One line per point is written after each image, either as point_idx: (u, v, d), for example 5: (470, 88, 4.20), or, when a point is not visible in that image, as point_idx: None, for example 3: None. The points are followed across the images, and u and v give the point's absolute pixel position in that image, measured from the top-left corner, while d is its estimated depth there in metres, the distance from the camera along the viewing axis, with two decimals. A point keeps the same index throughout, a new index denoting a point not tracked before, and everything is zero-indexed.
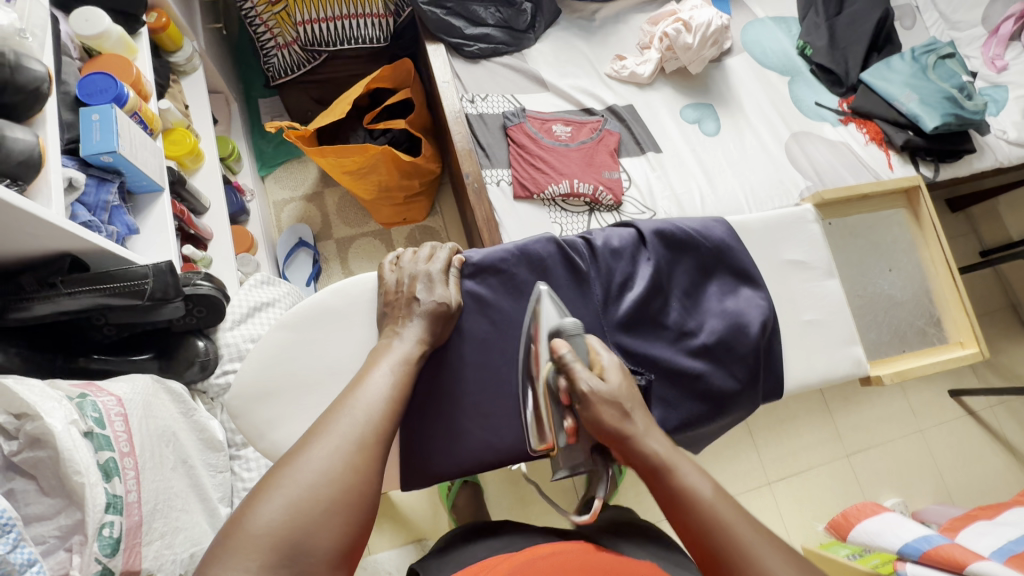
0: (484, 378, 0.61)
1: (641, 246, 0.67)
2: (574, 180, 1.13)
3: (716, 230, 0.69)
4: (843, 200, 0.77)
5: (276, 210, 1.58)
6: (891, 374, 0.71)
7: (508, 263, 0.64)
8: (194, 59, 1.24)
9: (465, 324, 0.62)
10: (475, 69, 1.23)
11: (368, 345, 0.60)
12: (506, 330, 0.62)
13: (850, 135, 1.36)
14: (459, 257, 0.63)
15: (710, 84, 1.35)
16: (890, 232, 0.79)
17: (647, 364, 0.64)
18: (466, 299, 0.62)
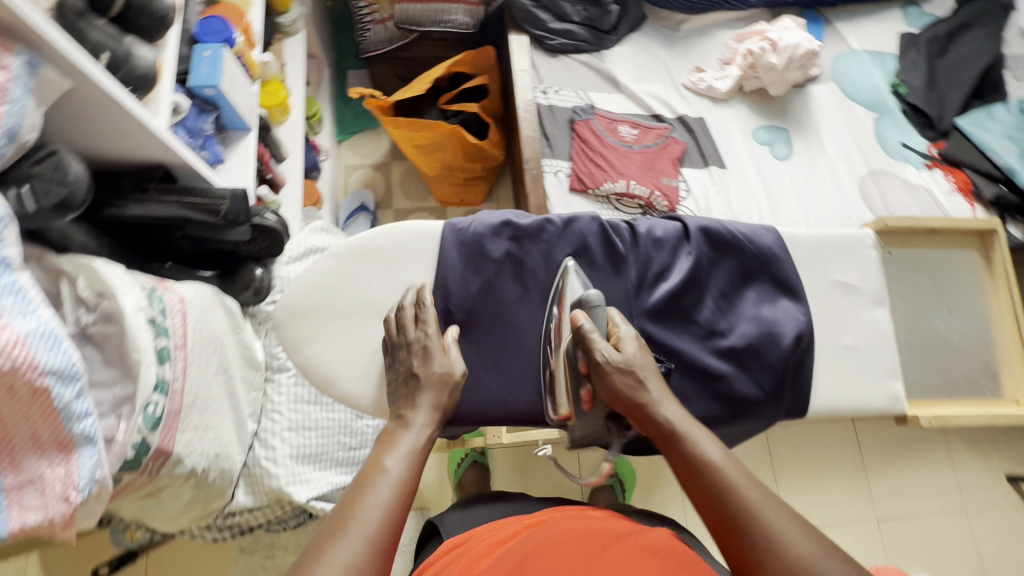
0: (509, 339, 0.64)
1: (684, 240, 0.68)
2: (632, 181, 1.14)
3: (764, 237, 0.69)
4: (911, 230, 0.74)
5: (346, 173, 1.67)
6: (928, 418, 0.69)
7: (549, 233, 0.66)
8: (297, 22, 1.34)
9: (500, 283, 0.64)
10: (553, 62, 1.26)
11: (405, 286, 0.64)
12: (536, 296, 0.65)
13: (934, 181, 1.29)
14: (502, 220, 0.65)
15: (789, 108, 1.32)
16: (957, 272, 0.78)
17: (669, 354, 0.64)
18: (505, 261, 0.65)
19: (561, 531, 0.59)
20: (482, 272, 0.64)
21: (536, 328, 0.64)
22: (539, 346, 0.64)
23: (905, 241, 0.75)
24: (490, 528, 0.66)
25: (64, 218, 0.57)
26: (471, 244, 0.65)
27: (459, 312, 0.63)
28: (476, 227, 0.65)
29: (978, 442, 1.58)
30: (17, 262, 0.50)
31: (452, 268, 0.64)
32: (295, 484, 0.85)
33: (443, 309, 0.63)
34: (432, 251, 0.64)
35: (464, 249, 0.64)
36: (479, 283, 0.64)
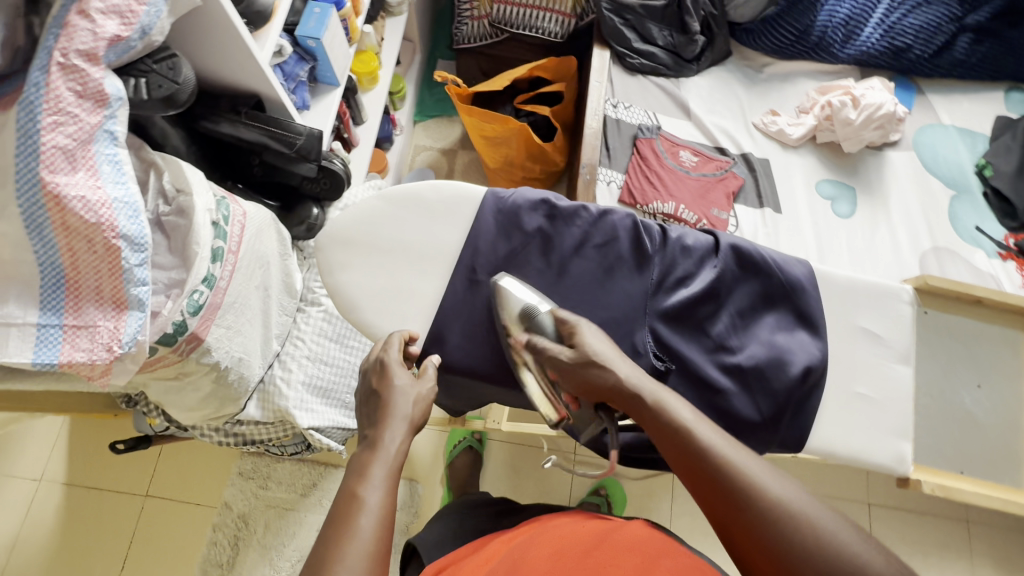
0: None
1: (712, 253, 0.69)
2: (681, 205, 1.15)
3: (794, 268, 0.69)
4: (950, 295, 0.72)
5: (414, 152, 1.76)
6: (933, 485, 0.66)
7: (581, 219, 0.69)
8: (403, 5, 1.45)
9: (525, 254, 0.68)
10: (630, 80, 1.29)
11: (438, 239, 0.68)
12: (556, 274, 0.68)
13: (1004, 272, 1.22)
14: (538, 199, 0.69)
15: (861, 168, 1.29)
16: (997, 350, 0.73)
17: (673, 356, 0.65)
18: (535, 235, 0.68)
19: (539, 543, 0.65)
20: (512, 241, 0.68)
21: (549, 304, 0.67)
22: None
23: (941, 305, 0.73)
24: (475, 550, 0.70)
25: (166, 114, 0.66)
26: (508, 213, 0.68)
27: (483, 272, 0.67)
28: (516, 199, 0.69)
29: (1009, 564, 1.45)
30: (122, 139, 0.58)
31: (486, 231, 0.68)
32: (301, 410, 0.90)
33: (468, 266, 0.67)
34: (471, 212, 0.69)
35: (500, 216, 0.68)
36: (506, 251, 0.68)
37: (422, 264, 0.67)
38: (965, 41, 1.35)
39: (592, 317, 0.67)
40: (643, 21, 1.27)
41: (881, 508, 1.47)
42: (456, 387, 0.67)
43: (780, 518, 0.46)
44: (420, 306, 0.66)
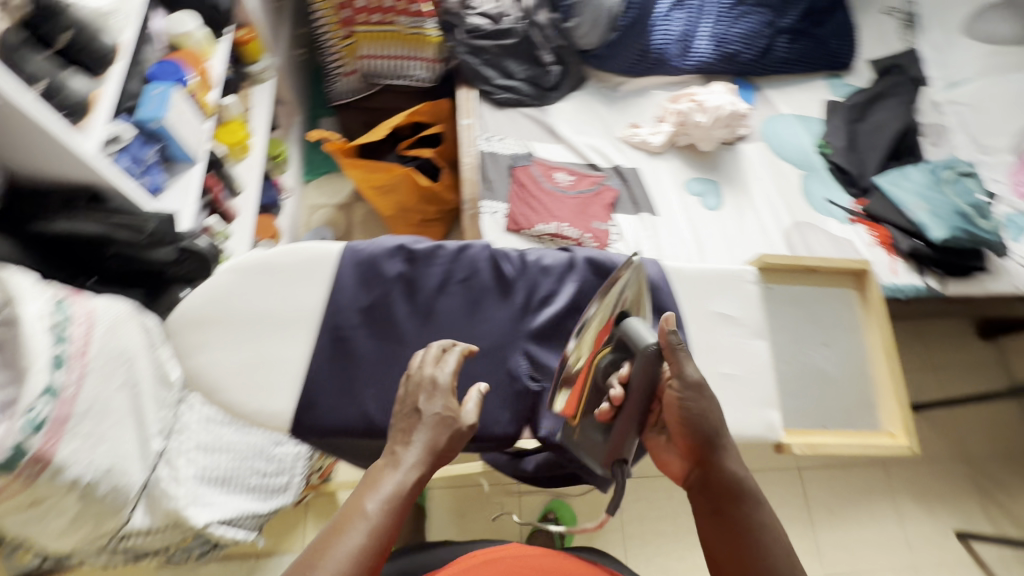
0: (396, 356, 0.66)
1: (571, 269, 0.72)
2: (563, 223, 1.21)
3: (647, 269, 0.74)
4: (788, 269, 0.79)
5: (309, 212, 1.74)
6: (802, 446, 0.73)
7: (441, 258, 0.70)
8: (268, 72, 1.45)
9: (391, 302, 0.68)
10: (499, 114, 1.35)
11: (298, 302, 0.67)
12: (425, 316, 0.68)
13: (856, 234, 1.36)
14: (396, 245, 0.70)
15: (720, 163, 1.42)
16: (834, 309, 0.81)
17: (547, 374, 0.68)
18: (397, 281, 0.69)
19: None
20: (373, 291, 0.68)
21: (422, 347, 0.67)
22: None
23: (784, 278, 0.80)
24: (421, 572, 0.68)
25: None
26: (366, 264, 0.69)
27: (348, 327, 0.66)
28: (372, 249, 0.69)
29: (924, 495, 1.59)
30: None
31: (345, 285, 0.67)
32: (196, 506, 0.84)
33: (332, 323, 0.66)
34: (328, 269, 0.68)
35: (358, 268, 0.68)
36: (369, 301, 0.67)
37: (284, 330, 0.66)
38: (783, 41, 1.53)
39: (465, 353, 0.68)
40: (500, 58, 1.34)
41: (808, 469, 1.58)
42: (341, 449, 0.66)
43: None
44: (289, 373, 0.64)
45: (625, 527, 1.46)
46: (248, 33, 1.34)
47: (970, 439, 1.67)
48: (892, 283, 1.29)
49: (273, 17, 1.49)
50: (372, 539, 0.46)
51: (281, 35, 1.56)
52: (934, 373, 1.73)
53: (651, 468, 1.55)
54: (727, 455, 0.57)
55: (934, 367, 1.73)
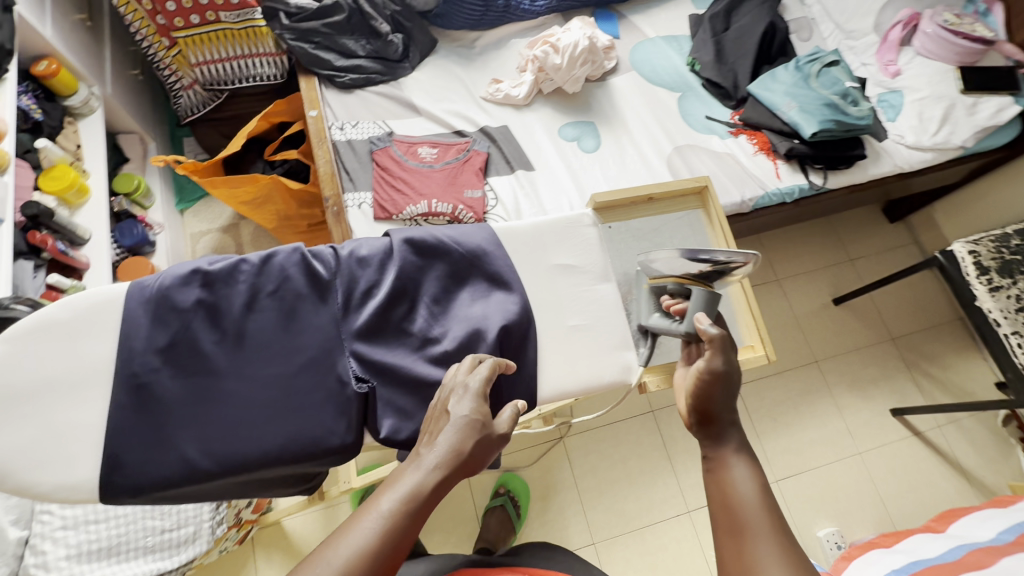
0: (210, 389, 0.61)
1: (391, 255, 0.67)
2: (433, 200, 1.14)
3: (473, 237, 0.69)
4: (625, 203, 0.77)
5: (192, 242, 1.63)
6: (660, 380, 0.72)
7: (244, 273, 0.64)
8: (91, 101, 1.32)
9: (194, 333, 0.62)
10: (348, 98, 1.27)
11: (87, 357, 0.60)
12: (237, 340, 0.63)
13: (737, 146, 1.34)
14: (189, 270, 0.63)
15: (592, 102, 1.37)
16: (678, 233, 0.78)
17: (377, 372, 0.63)
18: (196, 310, 0.62)
19: None
20: (169, 326, 0.62)
21: (239, 373, 0.62)
22: (243, 393, 0.61)
23: (623, 215, 0.78)
24: None
25: None
26: (157, 299, 0.62)
27: (147, 372, 0.60)
28: (161, 280, 0.63)
29: (859, 383, 1.63)
30: None
31: (135, 327, 0.61)
32: None
33: (127, 372, 0.60)
34: (115, 314, 0.62)
35: (148, 305, 0.62)
36: (167, 339, 0.61)
37: (79, 392, 0.59)
38: None
39: (287, 370, 0.62)
40: (334, 38, 1.25)
41: (746, 383, 1.60)
42: (174, 500, 0.61)
43: (741, 516, 0.48)
44: (91, 437, 0.59)
45: (579, 483, 1.46)
46: (51, 63, 1.19)
47: (894, 320, 1.71)
48: (776, 188, 1.28)
49: (86, 41, 1.35)
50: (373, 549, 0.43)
51: (104, 58, 1.41)
52: (852, 264, 1.75)
53: (596, 419, 1.53)
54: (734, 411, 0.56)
55: (850, 258, 1.76)
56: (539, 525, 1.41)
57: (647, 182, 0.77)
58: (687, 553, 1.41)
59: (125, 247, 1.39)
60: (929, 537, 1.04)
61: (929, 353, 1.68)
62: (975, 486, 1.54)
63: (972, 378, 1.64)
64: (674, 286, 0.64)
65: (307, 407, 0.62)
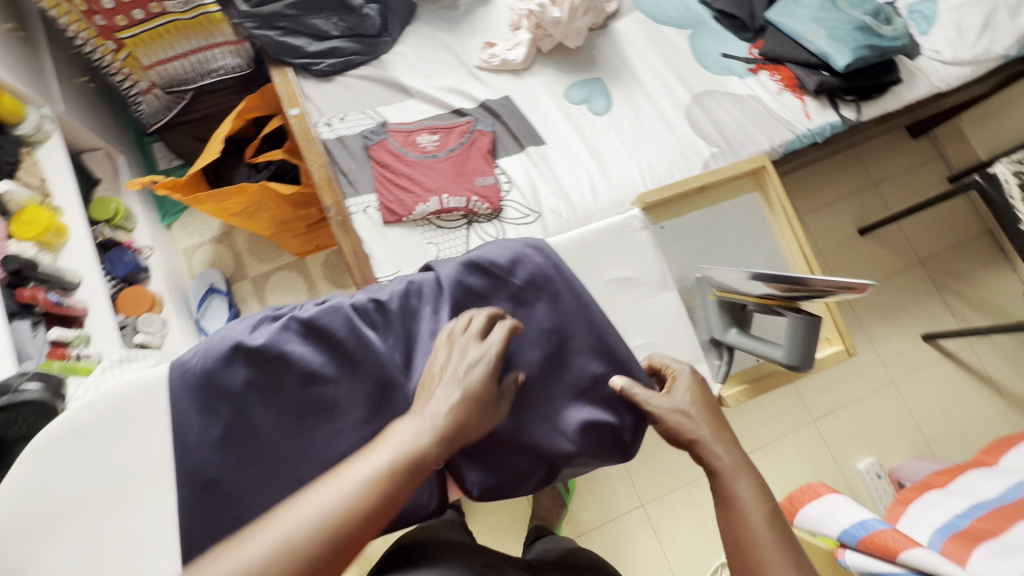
0: (274, 475, 0.56)
1: (441, 291, 0.63)
2: (443, 194, 1.04)
3: (532, 258, 0.65)
4: (673, 199, 0.79)
5: (187, 257, 1.54)
6: (738, 391, 0.76)
7: (287, 343, 0.58)
8: (45, 126, 1.18)
9: (254, 415, 0.57)
10: (329, 87, 1.14)
11: (165, 451, 0.56)
12: (305, 414, 0.57)
13: (760, 86, 1.23)
14: (198, 360, 0.57)
15: (597, 55, 1.24)
16: (737, 222, 0.80)
17: (453, 439, 0.59)
18: (246, 392, 0.57)
19: None
20: (222, 415, 0.56)
21: (307, 452, 0.57)
22: (312, 469, 0.56)
23: (674, 210, 0.80)
24: None
25: None
26: (202, 384, 0.56)
27: (207, 470, 0.55)
28: (202, 362, 0.57)
29: (889, 311, 1.61)
30: None
31: (186, 420, 0.56)
32: None
33: (189, 472, 0.55)
34: (162, 406, 0.57)
35: (194, 394, 0.56)
36: (222, 428, 0.56)
37: (154, 490, 0.55)
38: None
39: (358, 441, 0.58)
40: (302, 20, 1.10)
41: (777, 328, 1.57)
42: None
43: (747, 558, 0.48)
44: (156, 542, 0.55)
45: None
46: None
47: (921, 242, 1.66)
48: (806, 129, 1.18)
49: (21, 55, 1.20)
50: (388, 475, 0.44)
51: (45, 71, 1.26)
52: (876, 188, 1.67)
53: None
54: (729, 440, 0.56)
55: (874, 182, 1.67)
56: (588, 492, 1.44)
57: (698, 173, 0.77)
58: None
59: (120, 278, 1.30)
60: (984, 474, 1.05)
61: (958, 272, 1.64)
62: (1006, 398, 1.56)
63: (1001, 291, 1.62)
64: (755, 305, 0.67)
65: None
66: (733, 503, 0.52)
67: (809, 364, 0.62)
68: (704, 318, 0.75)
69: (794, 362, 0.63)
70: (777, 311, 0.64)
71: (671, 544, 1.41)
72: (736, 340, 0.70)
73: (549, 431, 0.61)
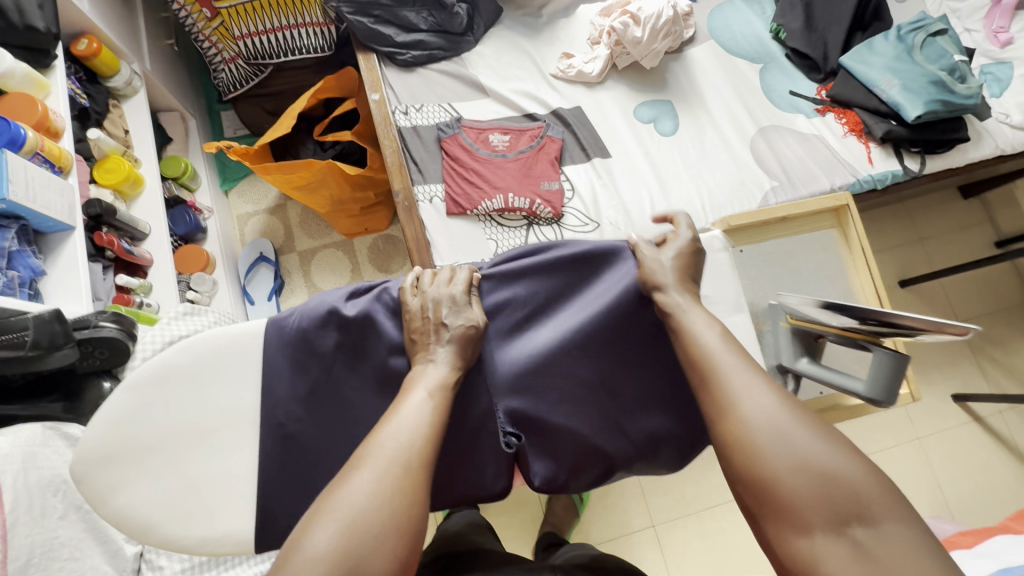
0: (354, 438, 0.59)
1: (527, 284, 0.67)
2: (509, 193, 1.07)
3: (619, 266, 0.68)
4: (760, 225, 0.82)
5: (240, 224, 1.58)
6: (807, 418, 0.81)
7: (378, 314, 0.60)
8: (133, 82, 1.23)
9: (341, 380, 0.60)
10: (410, 78, 1.18)
11: (251, 402, 0.59)
12: (383, 385, 0.60)
13: (826, 127, 1.25)
14: (295, 318, 0.60)
15: (669, 78, 1.26)
16: (813, 256, 0.83)
17: (523, 427, 0.62)
18: (336, 355, 0.60)
19: None
20: (310, 373, 0.59)
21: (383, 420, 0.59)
22: None
23: (753, 235, 0.83)
24: None
25: None
26: (297, 342, 0.59)
27: (292, 424, 0.58)
28: (300, 321, 0.60)
29: (922, 368, 1.60)
30: None
31: (277, 375, 0.59)
32: None
33: (273, 423, 0.58)
34: (254, 357, 0.59)
35: (287, 350, 0.59)
36: (309, 385, 0.59)
37: (236, 438, 0.58)
38: None
39: None
40: (394, 11, 1.14)
41: None
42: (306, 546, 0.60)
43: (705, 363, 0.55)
44: (231, 488, 0.57)
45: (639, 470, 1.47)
46: (92, 42, 1.10)
47: (961, 302, 1.65)
48: (868, 175, 1.19)
49: (121, 11, 1.25)
50: (399, 467, 0.46)
51: (139, 29, 1.31)
52: (921, 245, 1.67)
53: None
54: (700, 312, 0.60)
55: (919, 238, 1.67)
56: (600, 506, 1.44)
57: (783, 204, 0.82)
58: (745, 535, 1.44)
59: (179, 235, 1.35)
60: (1012, 540, 1.04)
61: (996, 337, 1.63)
62: None
63: None
64: (834, 336, 0.67)
65: (454, 456, 0.62)
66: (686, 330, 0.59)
67: (891, 399, 0.63)
68: (775, 345, 0.74)
69: (874, 396, 0.64)
70: (861, 345, 0.64)
71: (678, 570, 1.41)
72: (807, 369, 0.70)
73: (611, 435, 0.63)
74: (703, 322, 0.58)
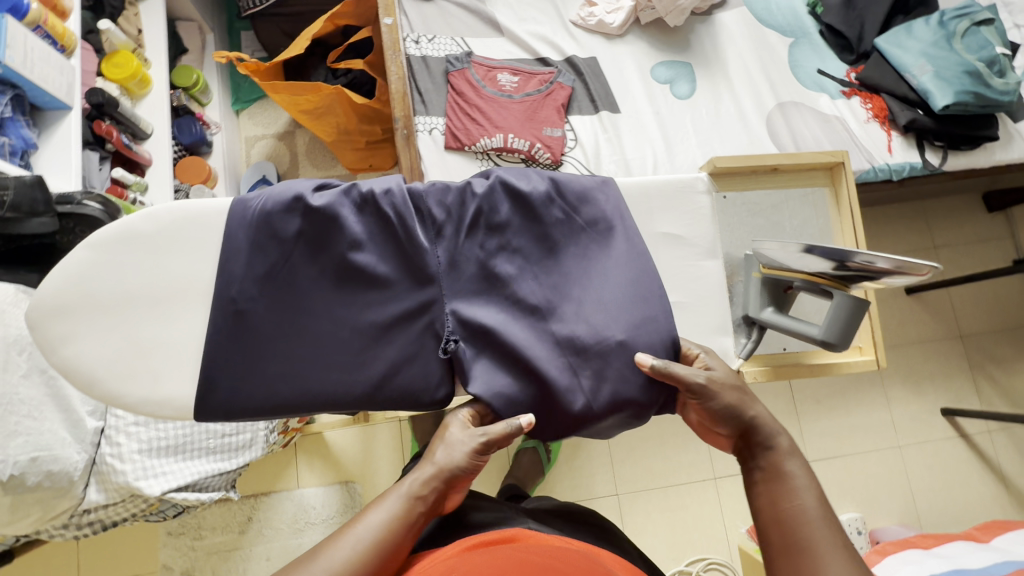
0: (305, 325, 0.60)
1: (500, 199, 0.64)
2: (510, 134, 1.05)
3: (596, 200, 0.67)
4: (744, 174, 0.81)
5: (247, 145, 1.58)
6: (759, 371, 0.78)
7: (342, 208, 0.60)
8: None
9: (297, 269, 0.60)
10: (426, 8, 1.15)
11: (207, 276, 0.59)
12: (339, 279, 0.60)
13: (849, 110, 1.20)
14: (259, 200, 0.59)
15: (692, 41, 1.22)
16: (799, 211, 0.82)
17: (473, 339, 0.61)
18: (295, 243, 0.60)
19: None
20: (269, 256, 0.59)
21: (334, 317, 0.60)
22: (334, 331, 0.60)
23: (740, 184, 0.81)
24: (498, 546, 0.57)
25: None
26: (260, 224, 0.59)
27: (244, 301, 0.59)
28: (265, 204, 0.59)
29: (915, 377, 1.56)
30: None
31: (235, 253, 0.59)
32: (146, 478, 0.81)
33: (225, 298, 0.58)
34: (216, 234, 0.59)
35: (250, 230, 0.59)
36: (266, 268, 0.59)
37: (188, 309, 0.58)
38: None
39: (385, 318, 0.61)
40: None
41: None
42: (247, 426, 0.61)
43: (803, 515, 0.49)
44: (179, 355, 0.58)
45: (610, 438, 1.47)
46: None
47: (967, 316, 1.60)
48: (885, 163, 1.14)
49: None
50: None
51: None
52: (935, 252, 1.61)
53: None
54: (803, 463, 0.53)
55: (934, 245, 1.61)
56: (566, 466, 1.46)
57: (775, 153, 0.79)
58: (707, 515, 1.45)
59: (184, 145, 1.35)
60: (971, 547, 1.02)
61: (997, 356, 1.59)
62: (1011, 493, 1.51)
63: None
64: (802, 283, 0.67)
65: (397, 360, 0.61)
66: (787, 481, 0.52)
67: (846, 343, 0.65)
68: (743, 294, 0.74)
69: (831, 340, 0.66)
70: (826, 290, 0.65)
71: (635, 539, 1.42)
72: (772, 319, 0.70)
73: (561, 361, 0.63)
74: (803, 475, 0.52)
